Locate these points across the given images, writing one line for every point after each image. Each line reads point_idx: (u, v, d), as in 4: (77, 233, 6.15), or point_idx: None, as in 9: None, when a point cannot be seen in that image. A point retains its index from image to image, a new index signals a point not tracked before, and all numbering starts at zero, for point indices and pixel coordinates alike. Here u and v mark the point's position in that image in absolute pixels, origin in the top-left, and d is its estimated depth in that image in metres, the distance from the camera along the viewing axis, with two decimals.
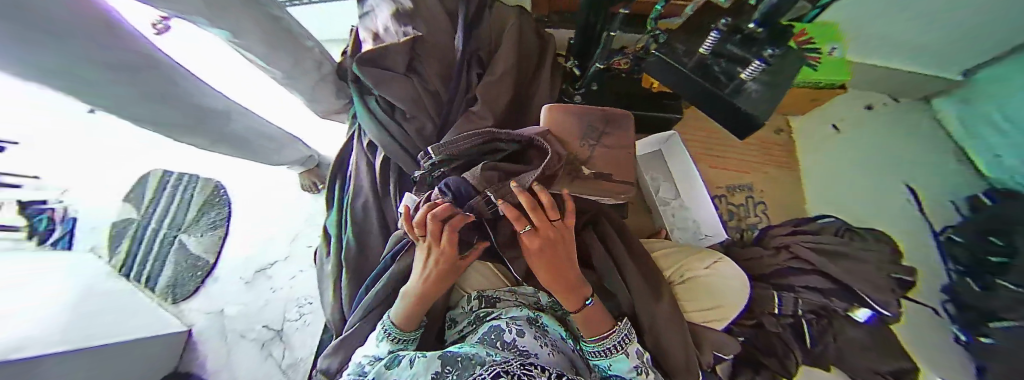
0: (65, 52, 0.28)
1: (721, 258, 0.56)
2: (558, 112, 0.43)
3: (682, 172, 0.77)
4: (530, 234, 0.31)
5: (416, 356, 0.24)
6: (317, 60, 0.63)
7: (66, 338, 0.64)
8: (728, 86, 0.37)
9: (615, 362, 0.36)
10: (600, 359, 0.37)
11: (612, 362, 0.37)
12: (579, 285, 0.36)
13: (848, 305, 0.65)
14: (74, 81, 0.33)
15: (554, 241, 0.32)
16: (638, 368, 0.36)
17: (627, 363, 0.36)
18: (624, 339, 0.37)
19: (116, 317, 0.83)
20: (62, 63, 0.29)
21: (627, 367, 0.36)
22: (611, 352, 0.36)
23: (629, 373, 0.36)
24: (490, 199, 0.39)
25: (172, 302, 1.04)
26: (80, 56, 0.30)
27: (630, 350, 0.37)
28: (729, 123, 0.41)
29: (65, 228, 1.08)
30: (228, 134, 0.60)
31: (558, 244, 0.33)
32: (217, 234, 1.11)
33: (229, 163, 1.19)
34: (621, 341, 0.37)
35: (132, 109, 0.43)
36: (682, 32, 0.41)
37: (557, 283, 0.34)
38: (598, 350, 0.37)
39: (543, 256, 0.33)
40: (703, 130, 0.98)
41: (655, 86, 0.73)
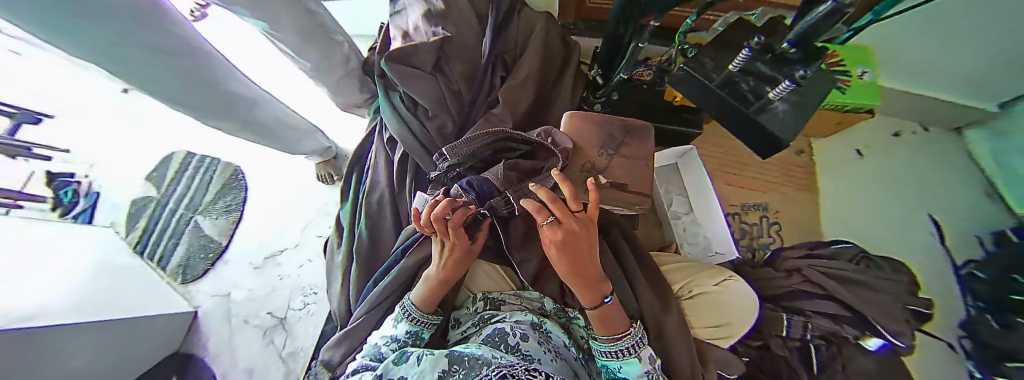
0: (110, 29, 0.31)
1: (732, 276, 0.55)
2: (578, 120, 0.44)
3: (697, 187, 0.76)
4: (553, 225, 0.29)
5: (424, 353, 0.24)
6: (345, 54, 0.65)
7: (79, 310, 0.66)
8: (755, 104, 0.37)
9: (625, 365, 0.35)
10: (610, 359, 0.36)
11: (623, 364, 0.36)
12: (599, 283, 0.35)
13: (861, 334, 0.61)
14: (107, 57, 0.35)
15: (578, 236, 0.30)
16: (650, 374, 0.35)
17: (639, 367, 0.35)
18: (638, 342, 0.36)
19: (129, 292, 0.85)
20: (109, 41, 0.32)
21: (638, 371, 0.35)
22: (622, 354, 0.35)
23: (640, 378, 0.35)
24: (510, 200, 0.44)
25: (181, 282, 1.06)
26: (112, 31, 0.31)
27: (643, 354, 0.35)
28: (752, 141, 0.41)
29: (89, 201, 1.12)
30: (255, 121, 0.62)
31: (580, 238, 0.30)
32: (232, 218, 1.13)
33: (250, 149, 1.22)
34: (635, 344, 0.35)
35: (163, 89, 0.44)
36: (712, 48, 0.42)
37: (576, 277, 0.33)
38: (612, 352, 0.36)
39: (564, 249, 0.30)
40: (721, 146, 0.97)
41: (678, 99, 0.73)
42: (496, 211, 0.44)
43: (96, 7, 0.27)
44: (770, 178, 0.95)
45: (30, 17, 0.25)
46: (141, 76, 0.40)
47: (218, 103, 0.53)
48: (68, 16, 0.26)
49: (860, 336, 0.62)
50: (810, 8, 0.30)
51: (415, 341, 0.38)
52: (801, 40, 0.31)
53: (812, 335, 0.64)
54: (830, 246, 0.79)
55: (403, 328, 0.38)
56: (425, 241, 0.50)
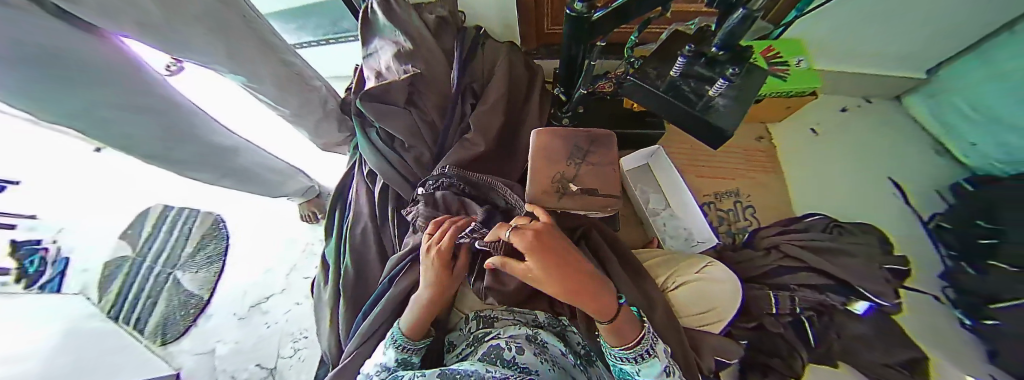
0: (84, 93, 0.32)
1: (712, 262, 0.57)
2: (546, 137, 0.46)
3: (670, 183, 0.81)
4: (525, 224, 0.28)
5: (415, 376, 0.25)
6: (323, 97, 0.67)
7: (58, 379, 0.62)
8: (699, 103, 0.41)
9: (644, 368, 0.34)
10: (627, 364, 0.35)
11: (642, 368, 0.34)
12: (603, 282, 0.31)
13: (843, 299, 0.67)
14: (83, 120, 0.35)
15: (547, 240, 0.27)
16: (669, 370, 0.35)
17: (658, 367, 0.34)
18: (653, 342, 0.34)
19: (105, 360, 0.80)
20: (86, 106, 0.33)
21: (657, 371, 0.34)
22: (641, 359, 0.33)
23: (659, 378, 0.34)
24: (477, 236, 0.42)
25: (161, 344, 1.00)
26: (91, 93, 0.32)
27: (659, 353, 0.34)
28: (704, 137, 0.45)
29: (56, 269, 1.03)
30: (236, 169, 0.62)
31: (553, 242, 0.27)
32: (213, 270, 1.09)
33: (230, 197, 1.20)
34: (652, 347, 0.34)
35: (139, 147, 0.45)
36: (654, 60, 0.46)
37: (581, 286, 0.28)
38: (631, 358, 0.34)
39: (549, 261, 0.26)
40: (685, 143, 1.03)
41: (635, 107, 0.76)
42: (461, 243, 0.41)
43: (71, 69, 0.29)
44: (737, 166, 1.01)
45: (18, 85, 0.26)
46: (125, 137, 0.42)
47: (199, 158, 0.54)
48: (55, 80, 0.28)
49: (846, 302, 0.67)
50: (727, 16, 0.34)
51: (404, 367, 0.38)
52: (726, 43, 0.36)
53: (801, 307, 0.68)
54: (804, 219, 0.82)
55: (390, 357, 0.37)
56: (413, 267, 0.51)
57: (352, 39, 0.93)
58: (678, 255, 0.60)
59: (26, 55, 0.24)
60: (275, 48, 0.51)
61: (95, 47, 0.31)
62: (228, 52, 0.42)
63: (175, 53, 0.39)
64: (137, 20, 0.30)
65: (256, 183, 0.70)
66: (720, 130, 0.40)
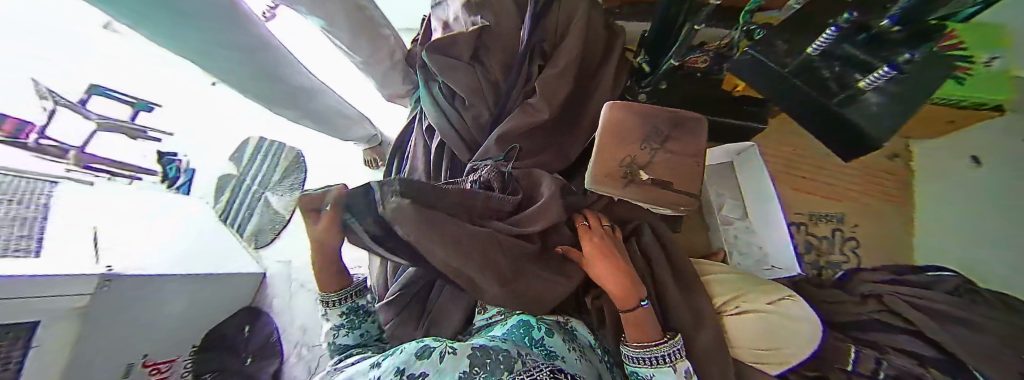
0: (196, 28, 0.37)
1: (791, 296, 0.47)
2: (619, 110, 0.39)
3: (756, 190, 0.69)
4: (585, 224, 0.45)
5: (445, 352, 0.24)
6: (391, 48, 0.68)
7: (172, 267, 0.94)
8: (840, 95, 0.34)
9: (658, 374, 0.34)
10: (642, 366, 0.35)
11: (657, 374, 0.34)
12: (636, 285, 0.38)
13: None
14: (201, 54, 0.42)
15: (594, 234, 0.43)
16: None
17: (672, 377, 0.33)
18: (675, 353, 0.34)
19: (213, 261, 1.12)
20: (199, 38, 0.38)
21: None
22: (657, 362, 0.34)
23: None
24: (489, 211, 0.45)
25: (255, 247, 1.33)
26: (201, 29, 0.37)
27: (679, 367, 0.34)
28: (836, 137, 0.38)
29: (188, 177, 1.36)
30: (311, 110, 0.68)
31: (599, 237, 0.43)
32: (292, 197, 1.35)
33: (310, 138, 1.41)
34: (672, 353, 0.34)
35: (243, 84, 0.52)
36: (788, 30, 0.40)
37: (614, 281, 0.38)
38: (646, 357, 0.35)
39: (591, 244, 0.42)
40: (790, 145, 0.85)
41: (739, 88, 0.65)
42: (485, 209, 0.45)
43: (176, 4, 0.32)
44: (849, 186, 0.81)
45: (132, 9, 0.30)
46: (225, 70, 0.47)
47: (288, 96, 0.60)
48: (165, 14, 0.32)
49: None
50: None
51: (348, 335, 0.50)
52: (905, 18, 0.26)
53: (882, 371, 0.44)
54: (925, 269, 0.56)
55: (334, 321, 0.51)
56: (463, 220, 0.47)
57: None
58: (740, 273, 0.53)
59: None
60: None
61: None
62: None
63: None
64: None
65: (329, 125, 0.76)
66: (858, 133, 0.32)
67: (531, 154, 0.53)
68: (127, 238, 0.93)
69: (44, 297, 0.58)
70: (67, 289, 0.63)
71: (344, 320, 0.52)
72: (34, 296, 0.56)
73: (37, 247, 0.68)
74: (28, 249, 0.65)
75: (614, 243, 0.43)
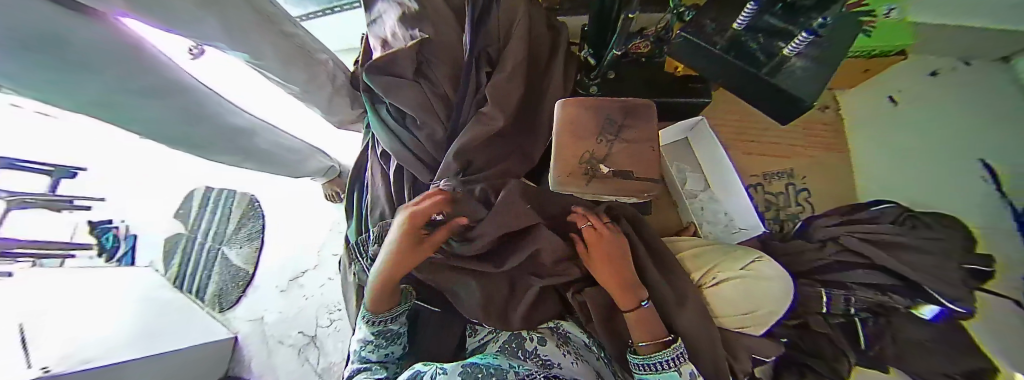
0: (101, 83, 0.33)
1: (760, 257, 0.49)
2: (575, 107, 0.40)
3: (710, 159, 0.72)
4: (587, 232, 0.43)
5: (438, 373, 0.30)
6: (330, 72, 0.66)
7: (131, 351, 0.85)
8: (768, 64, 0.38)
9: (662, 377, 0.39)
10: (648, 368, 0.40)
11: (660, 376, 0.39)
12: (637, 288, 0.41)
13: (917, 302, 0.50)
14: (106, 110, 0.37)
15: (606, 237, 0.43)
16: None
17: None
18: (679, 358, 0.38)
19: (174, 336, 1.01)
20: (106, 92, 0.34)
21: None
22: (661, 368, 0.39)
23: None
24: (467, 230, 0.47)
25: (220, 310, 1.24)
26: (101, 83, 0.32)
27: (683, 371, 0.38)
28: (770, 100, 0.42)
29: (128, 245, 1.33)
30: (254, 151, 0.63)
31: (606, 242, 0.42)
32: (252, 246, 1.26)
33: (261, 179, 1.31)
34: (675, 358, 0.38)
35: (167, 134, 0.47)
36: (711, 10, 0.41)
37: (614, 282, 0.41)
38: (652, 364, 0.39)
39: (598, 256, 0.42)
40: (737, 114, 0.87)
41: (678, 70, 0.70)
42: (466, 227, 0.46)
43: (72, 59, 0.28)
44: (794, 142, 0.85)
45: (17, 72, 0.25)
46: (139, 122, 0.42)
47: (221, 139, 0.55)
48: (57, 71, 0.28)
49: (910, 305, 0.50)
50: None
51: (384, 336, 0.47)
52: None
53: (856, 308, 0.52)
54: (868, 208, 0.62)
55: (364, 336, 0.47)
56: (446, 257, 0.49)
57: (352, 8, 0.93)
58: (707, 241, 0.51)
59: (41, 52, 0.25)
60: (274, 20, 0.50)
61: (112, 35, 0.31)
62: (224, 27, 0.40)
63: (183, 35, 0.38)
64: (132, 9, 0.28)
65: (275, 164, 0.71)
66: (793, 96, 0.38)
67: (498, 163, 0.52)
68: (65, 327, 0.81)
69: None
70: None
71: (374, 338, 0.47)
72: None
73: None
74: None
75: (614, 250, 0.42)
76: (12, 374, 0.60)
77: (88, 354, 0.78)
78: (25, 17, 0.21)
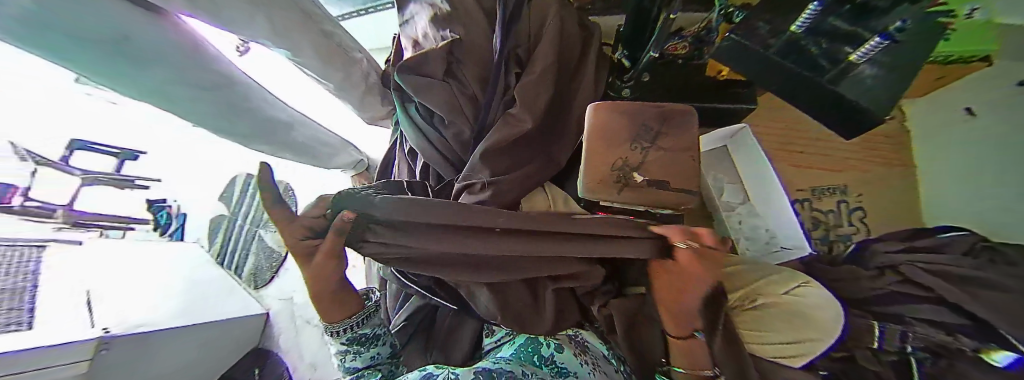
0: (162, 74, 0.35)
1: (806, 282, 0.45)
2: (604, 112, 0.38)
3: (752, 170, 0.66)
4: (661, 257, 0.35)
5: (449, 377, 0.30)
6: (364, 71, 0.69)
7: (176, 319, 0.94)
8: (832, 69, 0.36)
9: None
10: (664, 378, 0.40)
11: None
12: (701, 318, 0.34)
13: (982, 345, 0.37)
14: (165, 101, 0.40)
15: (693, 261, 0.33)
16: None
17: None
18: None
19: (213, 308, 1.10)
20: (165, 84, 0.37)
21: None
22: None
23: None
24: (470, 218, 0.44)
25: (255, 288, 1.34)
26: (163, 74, 0.35)
27: None
28: (831, 109, 0.39)
29: (178, 222, 1.45)
30: (289, 142, 0.67)
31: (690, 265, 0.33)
32: (286, 231, 1.34)
33: (295, 168, 1.39)
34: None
35: (218, 125, 0.50)
36: (763, 11, 0.37)
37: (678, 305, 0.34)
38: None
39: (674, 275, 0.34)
40: (781, 122, 0.79)
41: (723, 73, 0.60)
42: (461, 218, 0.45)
43: (135, 49, 0.29)
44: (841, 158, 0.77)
45: (88, 60, 0.27)
46: (190, 112, 0.45)
47: (263, 130, 0.58)
48: (120, 59, 0.29)
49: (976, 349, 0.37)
50: None
51: (357, 342, 0.46)
52: None
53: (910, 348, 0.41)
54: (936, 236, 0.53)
55: (338, 348, 0.46)
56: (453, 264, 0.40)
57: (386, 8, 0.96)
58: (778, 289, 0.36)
59: (111, 45, 0.27)
60: (315, 20, 0.52)
61: (166, 28, 0.32)
62: (269, 23, 0.42)
63: (233, 31, 0.39)
64: (189, 8, 0.30)
65: (311, 156, 0.75)
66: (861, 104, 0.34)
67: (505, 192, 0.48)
68: (124, 294, 0.91)
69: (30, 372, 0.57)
70: (64, 359, 0.64)
71: (349, 347, 0.46)
72: (31, 370, 0.57)
73: (29, 318, 0.67)
74: (21, 322, 0.64)
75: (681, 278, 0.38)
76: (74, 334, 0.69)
77: (140, 321, 0.86)
78: (94, 12, 0.23)
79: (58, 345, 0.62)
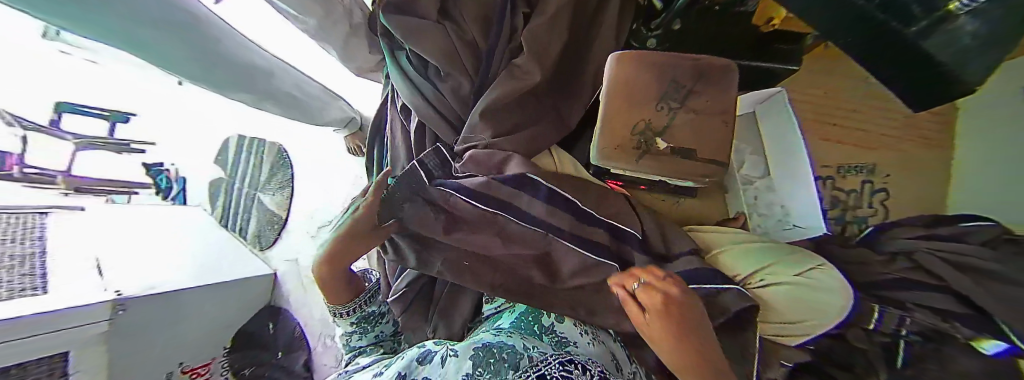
0: (126, 11, 0.30)
1: (822, 265, 0.38)
2: (632, 64, 0.32)
3: (777, 137, 0.58)
4: (643, 292, 0.30)
5: (447, 355, 0.28)
6: (348, 9, 0.61)
7: (188, 279, 1.00)
8: (925, 19, 0.24)
9: None
10: None
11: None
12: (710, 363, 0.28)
13: (977, 335, 0.33)
14: (139, 44, 0.36)
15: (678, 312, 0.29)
16: None
17: None
18: None
19: (223, 268, 1.14)
20: (132, 23, 0.32)
21: None
22: None
23: None
24: (471, 201, 0.41)
25: (260, 249, 1.35)
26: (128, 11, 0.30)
27: None
28: (909, 69, 0.31)
29: (178, 186, 1.47)
30: (274, 91, 0.62)
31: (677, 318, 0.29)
32: (284, 194, 1.33)
33: (287, 130, 1.34)
34: None
35: (198, 72, 0.46)
36: None
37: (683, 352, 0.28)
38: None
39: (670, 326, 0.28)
40: (822, 87, 0.61)
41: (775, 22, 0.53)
42: (456, 209, 0.42)
43: None
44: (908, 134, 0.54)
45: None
46: (157, 54, 0.40)
47: (238, 77, 0.53)
48: (66, 7, 0.26)
49: (970, 337, 0.34)
50: None
51: (365, 322, 0.53)
52: None
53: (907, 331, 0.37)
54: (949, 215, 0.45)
55: (347, 328, 0.53)
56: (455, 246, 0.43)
57: None
58: (866, 326, 0.37)
59: None
60: None
61: None
62: None
63: None
64: None
65: (298, 108, 0.71)
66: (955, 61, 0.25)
67: (487, 154, 0.44)
68: (136, 259, 0.97)
69: (56, 332, 0.66)
70: (84, 320, 0.72)
71: (357, 327, 0.53)
72: (42, 332, 0.64)
73: (42, 282, 0.74)
74: (35, 286, 0.71)
75: (693, 306, 0.30)
76: (87, 297, 0.75)
77: (156, 282, 0.93)
78: None
79: (73, 309, 0.69)
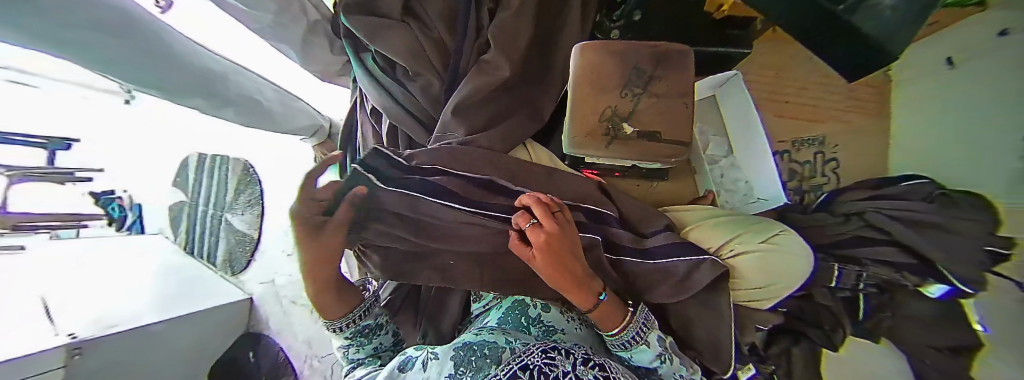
0: (61, 21, 0.27)
1: (782, 230, 0.41)
2: (594, 52, 0.34)
3: (737, 115, 0.62)
4: (532, 230, 0.32)
5: (428, 358, 0.28)
6: (303, 6, 0.58)
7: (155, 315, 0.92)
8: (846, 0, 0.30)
9: (635, 354, 0.34)
10: (621, 350, 0.35)
11: (633, 353, 0.34)
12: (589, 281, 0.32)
13: (921, 281, 0.34)
14: (81, 58, 0.33)
15: (557, 236, 0.31)
16: (662, 356, 0.33)
17: (650, 353, 0.33)
18: (645, 326, 0.33)
19: (191, 298, 1.07)
20: (65, 36, 0.29)
21: (650, 356, 0.33)
22: (632, 344, 0.33)
23: (653, 362, 0.33)
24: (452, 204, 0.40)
25: (232, 273, 1.28)
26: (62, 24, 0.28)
27: (652, 339, 0.33)
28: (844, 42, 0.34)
29: (135, 213, 1.40)
30: (232, 100, 0.59)
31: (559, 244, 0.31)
32: (254, 211, 1.26)
33: (253, 145, 1.28)
34: (640, 331, 0.33)
35: (144, 84, 0.43)
36: None
37: (564, 277, 0.31)
38: (618, 344, 0.34)
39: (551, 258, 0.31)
40: (773, 67, 0.67)
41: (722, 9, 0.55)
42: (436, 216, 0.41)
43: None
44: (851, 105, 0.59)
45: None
46: (99, 67, 0.36)
47: (184, 89, 0.49)
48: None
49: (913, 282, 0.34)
50: None
51: (365, 332, 0.45)
52: None
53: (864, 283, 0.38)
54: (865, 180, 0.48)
55: (340, 342, 0.45)
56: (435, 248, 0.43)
57: None
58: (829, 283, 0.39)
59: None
60: None
61: None
62: None
63: None
64: None
65: (259, 115, 0.67)
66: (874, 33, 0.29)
67: (464, 156, 0.43)
68: (93, 297, 0.88)
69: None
70: (42, 367, 0.64)
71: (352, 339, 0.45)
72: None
73: None
74: None
75: (570, 236, 0.32)
76: (42, 342, 0.68)
77: (118, 320, 0.86)
78: None
79: (32, 356, 0.62)
